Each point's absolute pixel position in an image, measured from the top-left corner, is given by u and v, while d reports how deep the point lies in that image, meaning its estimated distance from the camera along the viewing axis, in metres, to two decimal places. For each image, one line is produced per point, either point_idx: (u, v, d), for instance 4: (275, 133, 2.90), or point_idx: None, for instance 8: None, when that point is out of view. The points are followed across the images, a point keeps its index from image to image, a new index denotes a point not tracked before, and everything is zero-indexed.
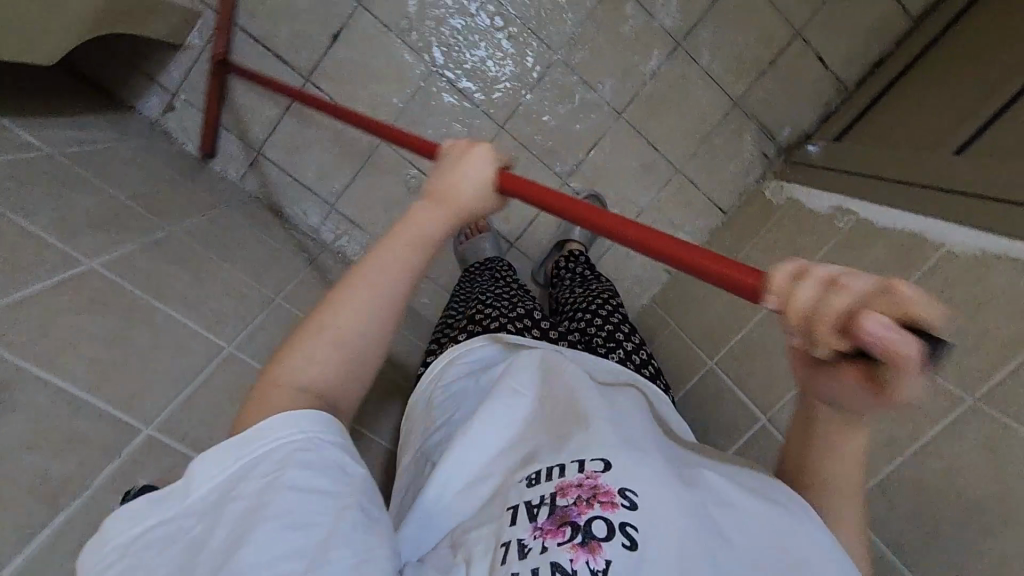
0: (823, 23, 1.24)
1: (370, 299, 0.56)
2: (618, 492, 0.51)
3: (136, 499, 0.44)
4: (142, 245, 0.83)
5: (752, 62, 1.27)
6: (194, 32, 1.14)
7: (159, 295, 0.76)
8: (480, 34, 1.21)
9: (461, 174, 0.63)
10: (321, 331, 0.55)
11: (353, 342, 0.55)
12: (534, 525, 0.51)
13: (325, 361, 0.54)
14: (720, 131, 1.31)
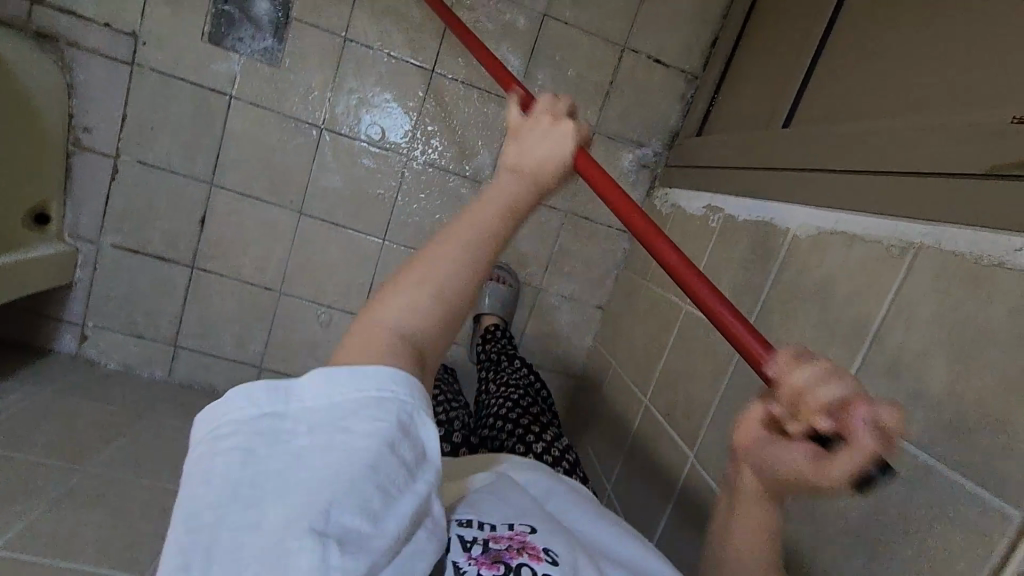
0: (646, 30, 1.24)
1: (466, 264, 0.53)
2: (544, 549, 0.53)
3: (265, 386, 0.44)
4: (52, 500, 0.88)
5: (594, 89, 1.27)
6: (78, 268, 1.23)
7: (64, 552, 0.80)
8: (330, 165, 1.25)
9: (556, 133, 0.61)
10: (401, 287, 0.53)
11: (438, 291, 0.52)
12: (467, 556, 0.52)
13: (414, 300, 0.52)
14: (592, 161, 1.30)
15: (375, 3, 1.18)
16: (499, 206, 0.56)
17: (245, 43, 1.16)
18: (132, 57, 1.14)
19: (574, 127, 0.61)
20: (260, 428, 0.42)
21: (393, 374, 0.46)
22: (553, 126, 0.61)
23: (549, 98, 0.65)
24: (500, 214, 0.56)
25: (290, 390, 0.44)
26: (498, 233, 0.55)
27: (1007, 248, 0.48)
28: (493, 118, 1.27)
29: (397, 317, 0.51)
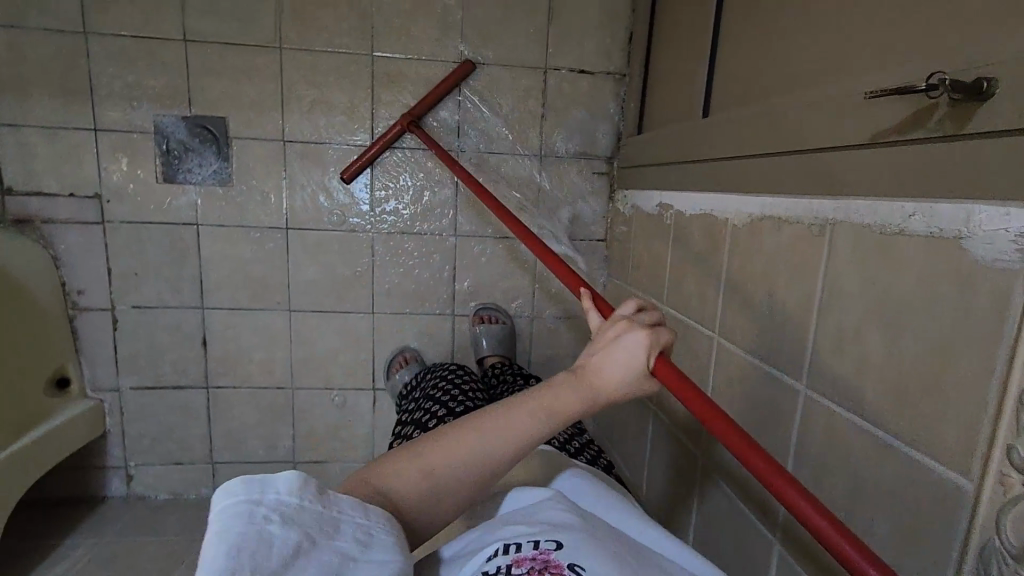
0: (562, 46, 1.26)
1: (471, 440, 0.52)
2: (568, 565, 0.46)
3: (241, 480, 0.41)
4: None
5: (529, 115, 1.29)
6: (107, 416, 1.32)
7: None
8: (303, 259, 1.30)
9: (621, 348, 0.52)
10: (409, 463, 0.52)
11: (442, 481, 0.51)
12: None
13: (409, 479, 0.51)
14: (547, 184, 1.32)
15: (301, 101, 1.23)
16: (534, 406, 0.53)
17: (195, 172, 1.23)
18: (101, 216, 1.23)
19: (650, 333, 0.52)
20: (238, 523, 0.38)
21: (349, 499, 0.45)
22: (627, 336, 0.52)
23: (631, 307, 0.57)
24: (507, 417, 0.53)
25: (267, 484, 0.41)
26: (536, 436, 0.52)
27: (902, 215, 0.48)
28: (441, 172, 1.30)
29: (408, 493, 0.50)
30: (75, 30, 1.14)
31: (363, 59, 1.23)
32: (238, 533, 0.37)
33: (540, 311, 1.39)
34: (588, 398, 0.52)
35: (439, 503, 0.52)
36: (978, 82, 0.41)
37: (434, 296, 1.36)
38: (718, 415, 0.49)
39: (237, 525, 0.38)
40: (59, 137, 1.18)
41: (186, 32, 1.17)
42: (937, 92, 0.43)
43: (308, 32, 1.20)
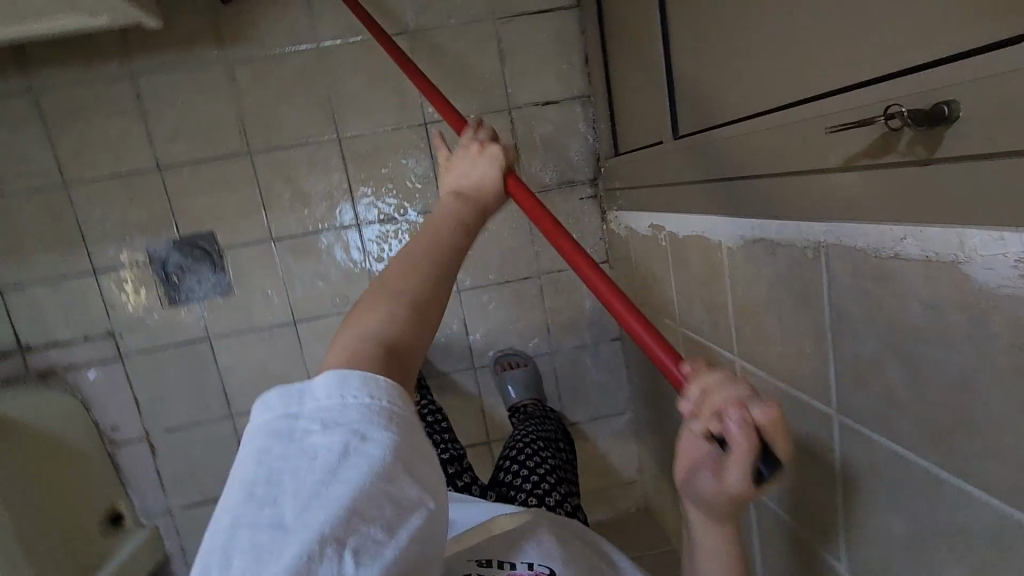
0: (521, 82, 1.25)
1: (404, 273, 0.51)
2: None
3: (279, 394, 0.43)
4: None
5: (504, 157, 1.28)
6: (165, 539, 1.34)
7: None
8: (316, 347, 1.31)
9: (484, 165, 0.65)
10: (386, 299, 0.49)
11: (421, 312, 0.49)
12: None
13: (382, 315, 0.48)
14: None
15: (281, 197, 1.24)
16: (445, 222, 0.57)
17: (196, 288, 1.25)
18: (118, 351, 1.25)
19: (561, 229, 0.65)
20: (272, 440, 0.40)
21: (368, 382, 0.42)
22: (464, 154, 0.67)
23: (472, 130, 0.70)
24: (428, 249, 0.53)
25: (306, 392, 0.42)
26: (449, 242, 0.55)
27: (891, 240, 0.46)
28: (429, 231, 1.29)
29: (377, 325, 0.47)
30: (56, 183, 1.18)
31: (331, 143, 1.23)
32: (271, 447, 0.40)
33: (559, 346, 1.36)
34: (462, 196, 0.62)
35: (400, 312, 0.48)
36: (923, 109, 0.40)
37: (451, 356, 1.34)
38: (618, 296, 0.58)
39: (273, 439, 0.40)
40: (62, 286, 1.22)
41: (159, 159, 1.20)
42: (894, 124, 0.42)
43: (273, 131, 1.22)
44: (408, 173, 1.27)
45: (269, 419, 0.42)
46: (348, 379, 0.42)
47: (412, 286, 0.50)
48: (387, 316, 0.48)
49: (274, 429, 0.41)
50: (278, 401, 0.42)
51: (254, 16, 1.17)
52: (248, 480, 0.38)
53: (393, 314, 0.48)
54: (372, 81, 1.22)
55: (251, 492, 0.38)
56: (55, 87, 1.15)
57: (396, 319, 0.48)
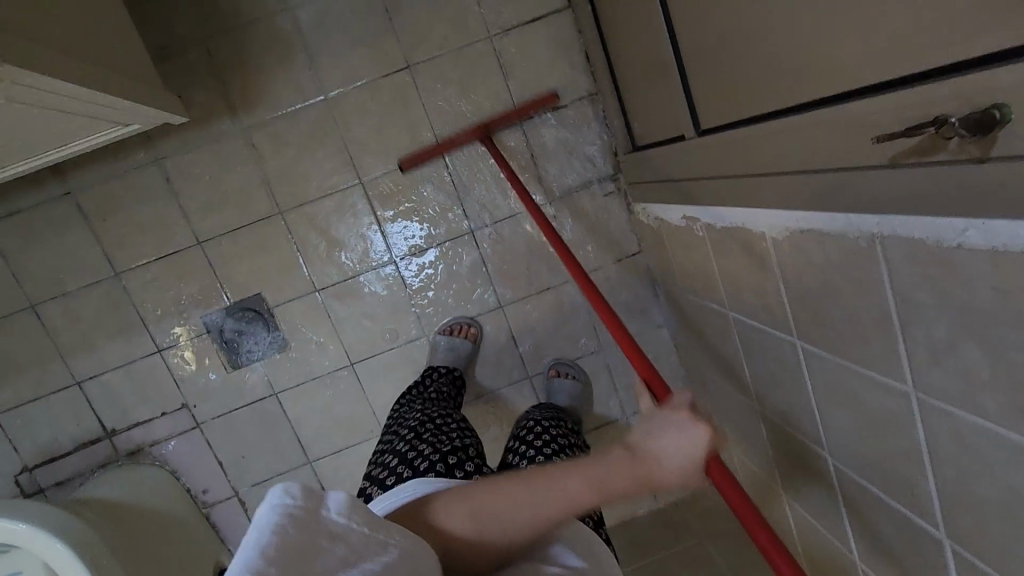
0: (525, 93, 1.26)
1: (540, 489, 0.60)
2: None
3: (287, 489, 0.46)
4: None
5: (521, 169, 1.29)
6: None
7: None
8: (375, 384, 1.35)
9: None
10: (449, 500, 0.62)
11: (489, 532, 0.60)
12: None
13: (459, 522, 0.60)
14: (565, 225, 1.32)
15: (317, 248, 1.28)
16: (558, 482, 0.60)
17: (254, 349, 1.30)
18: (194, 420, 1.32)
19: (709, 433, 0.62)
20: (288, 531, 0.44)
21: (342, 498, 0.48)
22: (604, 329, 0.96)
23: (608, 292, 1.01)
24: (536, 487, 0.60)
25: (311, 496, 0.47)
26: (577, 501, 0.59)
27: (954, 231, 0.47)
28: (461, 254, 1.31)
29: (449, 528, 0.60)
30: (109, 274, 1.24)
31: (355, 188, 1.26)
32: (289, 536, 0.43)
33: (608, 342, 1.37)
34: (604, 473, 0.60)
35: (474, 534, 0.60)
36: (966, 117, 0.41)
37: (505, 370, 1.36)
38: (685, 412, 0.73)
39: (296, 530, 0.44)
40: (133, 370, 1.28)
41: (198, 234, 1.24)
42: (946, 132, 0.43)
43: (298, 187, 1.25)
44: (433, 203, 1.29)
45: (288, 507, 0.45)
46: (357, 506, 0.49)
47: (496, 529, 0.60)
48: (455, 529, 0.59)
49: (297, 518, 0.45)
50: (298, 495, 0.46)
51: (261, 80, 1.20)
52: (264, 563, 0.40)
53: (458, 528, 0.60)
54: (383, 120, 1.24)
55: (267, 569, 0.40)
56: (90, 185, 1.20)
57: (471, 533, 0.60)
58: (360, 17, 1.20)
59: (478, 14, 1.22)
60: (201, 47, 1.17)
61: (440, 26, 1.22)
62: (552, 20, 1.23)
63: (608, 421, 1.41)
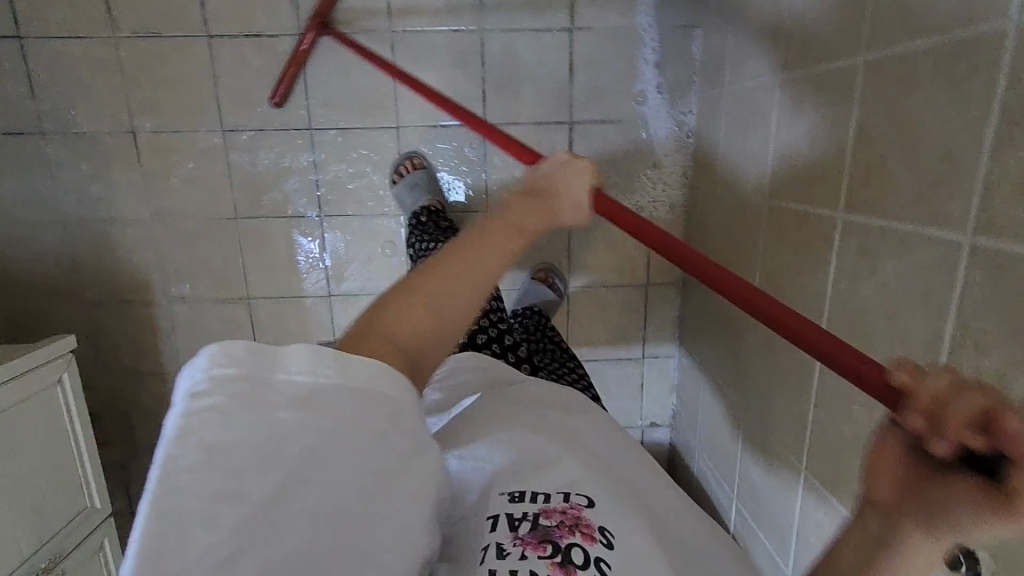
0: (180, 14, 1.15)
1: (450, 285, 0.60)
2: (599, 528, 0.55)
3: (241, 355, 0.41)
4: (766, 406, 0.98)
5: (261, 48, 1.18)
6: None
7: (801, 394, 0.87)
8: None
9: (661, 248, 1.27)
10: (412, 296, 0.59)
11: (444, 317, 0.59)
12: (515, 533, 0.55)
13: (423, 322, 0.57)
14: (332, 21, 1.18)
15: (290, 278, 1.32)
16: (429, 290, 0.59)
17: None
18: None
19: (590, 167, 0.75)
20: (251, 404, 0.38)
21: (220, 352, 0.40)
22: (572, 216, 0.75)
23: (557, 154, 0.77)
24: (449, 274, 0.61)
25: (284, 361, 0.42)
26: (450, 335, 0.60)
27: None
28: (332, 144, 1.24)
29: (413, 329, 0.57)
30: None
31: (240, 224, 1.27)
32: (253, 415, 0.38)
33: (477, 18, 1.19)
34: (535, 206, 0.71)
35: (419, 321, 0.57)
36: None
37: (466, 137, 1.26)
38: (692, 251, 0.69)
39: (250, 414, 0.38)
40: None
41: None
42: None
43: (230, 273, 1.30)
44: (275, 152, 1.23)
45: (197, 384, 0.39)
46: (238, 353, 0.40)
47: (451, 317, 0.60)
48: (412, 326, 0.57)
49: (224, 411, 0.38)
50: (229, 357, 0.40)
51: (126, 268, 1.28)
52: (194, 458, 0.35)
53: (416, 333, 0.57)
54: (179, 176, 1.23)
55: (190, 471, 0.35)
56: None
57: (432, 320, 0.58)
58: (76, 161, 1.21)
59: (83, 40, 1.15)
60: (94, 302, 1.30)
61: (94, 82, 1.18)
62: None
63: (570, 49, 1.21)
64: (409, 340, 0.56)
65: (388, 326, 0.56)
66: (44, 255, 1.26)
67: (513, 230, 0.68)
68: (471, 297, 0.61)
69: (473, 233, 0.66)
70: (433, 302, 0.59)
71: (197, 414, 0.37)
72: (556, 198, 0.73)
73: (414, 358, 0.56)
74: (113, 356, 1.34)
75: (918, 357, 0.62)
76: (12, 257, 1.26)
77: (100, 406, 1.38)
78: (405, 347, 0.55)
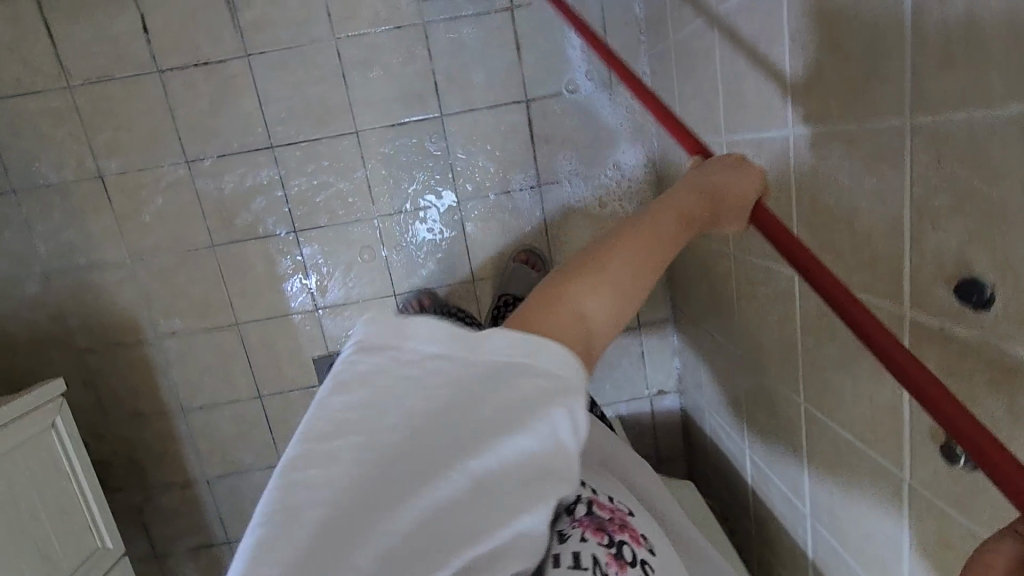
0: (130, 54, 1.18)
1: (629, 259, 0.52)
2: (643, 536, 0.60)
3: (409, 324, 0.44)
4: (758, 347, 0.96)
5: (213, 76, 1.20)
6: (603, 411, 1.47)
7: (786, 325, 0.84)
8: (418, 265, 1.33)
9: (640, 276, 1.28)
10: (586, 273, 0.50)
11: (621, 295, 0.50)
12: (575, 521, 0.58)
13: (600, 300, 0.49)
14: (276, 38, 1.19)
15: (274, 298, 1.32)
16: (601, 263, 0.51)
17: None
18: None
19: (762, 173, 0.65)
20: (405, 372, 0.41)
21: (390, 320, 0.44)
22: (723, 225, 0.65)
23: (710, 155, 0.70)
24: (624, 251, 0.53)
25: (445, 338, 0.43)
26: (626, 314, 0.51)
27: None
28: (295, 158, 1.25)
29: (590, 309, 0.49)
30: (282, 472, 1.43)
31: (218, 251, 1.28)
32: (402, 383, 0.40)
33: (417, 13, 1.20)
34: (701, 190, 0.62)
35: (595, 300, 0.49)
36: None
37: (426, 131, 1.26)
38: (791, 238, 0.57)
39: (396, 380, 0.40)
40: None
41: (253, 395, 1.37)
42: None
43: (215, 302, 1.31)
44: (240, 175, 1.24)
45: (364, 346, 0.43)
46: (404, 326, 0.44)
47: (630, 294, 0.51)
48: (590, 302, 0.49)
49: (391, 378, 0.40)
50: (389, 332, 0.43)
51: (113, 312, 1.29)
52: (340, 414, 0.38)
53: (598, 310, 0.49)
54: (151, 212, 1.25)
55: (335, 426, 0.38)
56: (200, 464, 1.40)
57: (611, 295, 0.50)
58: (50, 213, 1.23)
59: (39, 94, 1.18)
60: (86, 350, 1.31)
61: (57, 134, 1.20)
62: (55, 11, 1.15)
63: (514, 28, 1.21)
64: (587, 317, 0.48)
65: (558, 305, 0.48)
66: (32, 310, 1.28)
67: (679, 214, 0.59)
68: (648, 272, 0.53)
69: (641, 214, 0.58)
70: (610, 277, 0.50)
71: (357, 370, 0.41)
72: (725, 189, 0.62)
73: (593, 337, 0.48)
74: (114, 401, 1.35)
75: (884, 255, 0.60)
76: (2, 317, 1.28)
77: (108, 453, 1.38)
78: (585, 327, 0.48)
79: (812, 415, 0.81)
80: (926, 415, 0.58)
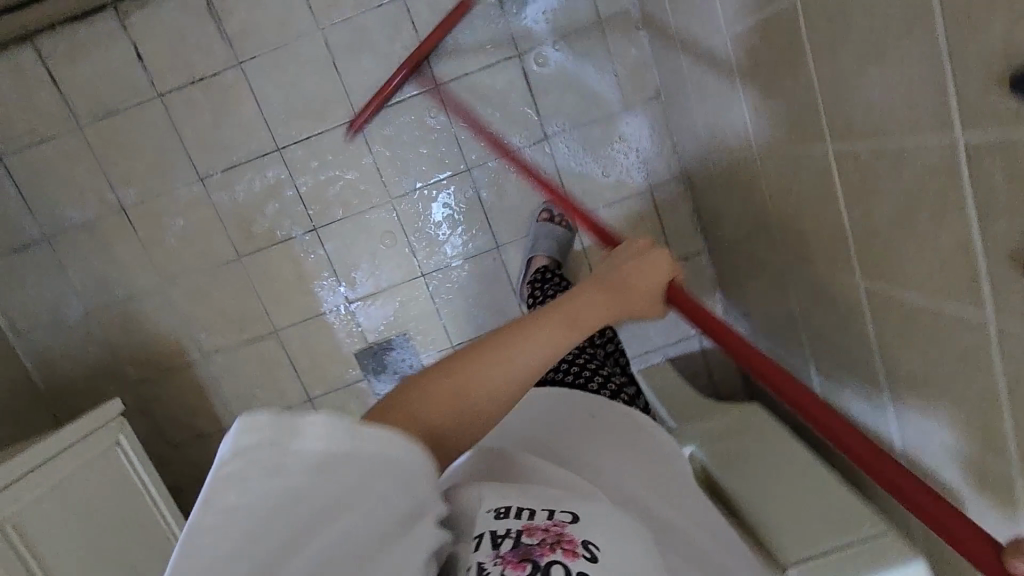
0: (131, 84, 1.20)
1: (501, 369, 0.53)
2: (582, 542, 0.47)
3: (268, 420, 0.41)
4: (803, 242, 0.91)
5: (210, 90, 1.21)
6: (652, 357, 1.43)
7: (828, 205, 0.80)
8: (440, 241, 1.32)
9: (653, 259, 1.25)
10: (455, 374, 0.52)
11: (479, 405, 0.52)
12: (491, 554, 0.46)
13: (458, 408, 0.51)
14: (263, 40, 1.21)
15: (307, 298, 1.33)
16: (478, 361, 0.53)
17: (409, 359, 1.37)
18: None
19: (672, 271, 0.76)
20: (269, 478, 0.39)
21: (247, 421, 0.41)
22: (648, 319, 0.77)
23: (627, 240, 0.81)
24: (501, 349, 0.54)
25: (303, 432, 0.41)
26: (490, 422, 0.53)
27: None
28: (302, 155, 1.26)
29: (450, 418, 0.50)
30: None
31: (245, 261, 1.30)
32: (268, 492, 0.39)
33: None
34: (608, 286, 0.67)
35: (455, 411, 0.51)
36: None
37: (424, 103, 1.26)
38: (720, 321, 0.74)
39: (266, 488, 0.39)
40: None
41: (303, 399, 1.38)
42: None
43: (251, 312, 1.33)
44: (253, 182, 1.26)
45: (231, 453, 0.40)
46: (259, 427, 0.41)
47: (494, 404, 0.53)
48: (440, 413, 0.50)
49: (254, 487, 0.39)
50: (256, 432, 0.41)
51: (157, 339, 1.32)
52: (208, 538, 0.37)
53: (453, 427, 0.51)
54: (175, 234, 1.27)
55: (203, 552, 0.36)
56: None
57: (466, 406, 0.51)
58: (83, 252, 1.27)
59: (54, 139, 1.22)
60: (138, 381, 1.35)
61: (76, 174, 1.23)
62: (54, 56, 1.18)
63: None
64: (438, 425, 0.50)
65: (425, 411, 0.50)
66: (83, 350, 1.32)
67: (576, 311, 0.61)
68: (520, 383, 0.54)
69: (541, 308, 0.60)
70: (478, 381, 0.52)
71: (227, 480, 0.39)
72: (651, 278, 0.72)
73: (445, 444, 0.50)
74: (173, 426, 1.38)
75: (921, 82, 0.55)
76: (56, 362, 1.32)
77: (177, 478, 1.41)
78: (434, 437, 0.50)
79: (874, 291, 0.76)
80: (998, 242, 0.53)
